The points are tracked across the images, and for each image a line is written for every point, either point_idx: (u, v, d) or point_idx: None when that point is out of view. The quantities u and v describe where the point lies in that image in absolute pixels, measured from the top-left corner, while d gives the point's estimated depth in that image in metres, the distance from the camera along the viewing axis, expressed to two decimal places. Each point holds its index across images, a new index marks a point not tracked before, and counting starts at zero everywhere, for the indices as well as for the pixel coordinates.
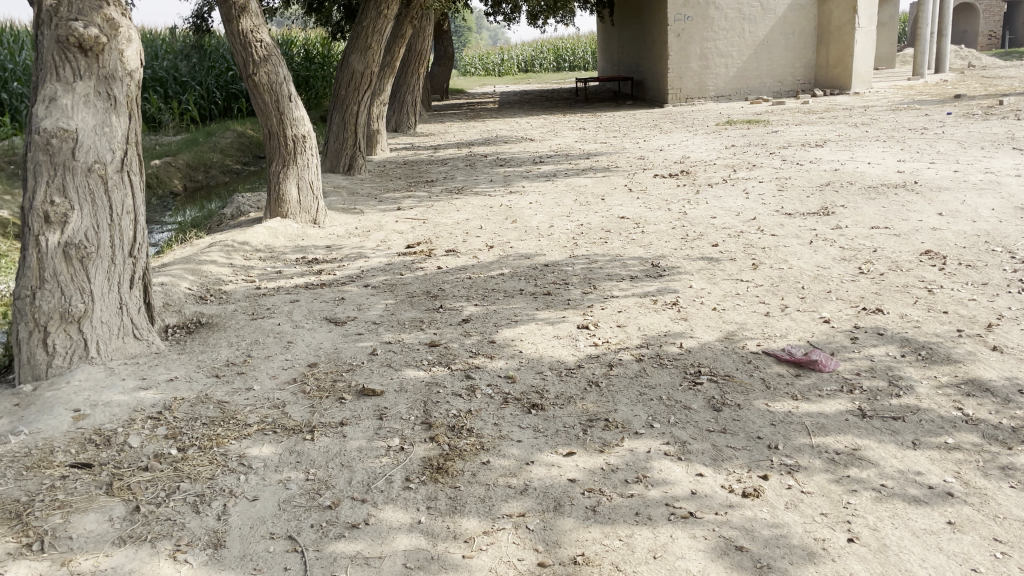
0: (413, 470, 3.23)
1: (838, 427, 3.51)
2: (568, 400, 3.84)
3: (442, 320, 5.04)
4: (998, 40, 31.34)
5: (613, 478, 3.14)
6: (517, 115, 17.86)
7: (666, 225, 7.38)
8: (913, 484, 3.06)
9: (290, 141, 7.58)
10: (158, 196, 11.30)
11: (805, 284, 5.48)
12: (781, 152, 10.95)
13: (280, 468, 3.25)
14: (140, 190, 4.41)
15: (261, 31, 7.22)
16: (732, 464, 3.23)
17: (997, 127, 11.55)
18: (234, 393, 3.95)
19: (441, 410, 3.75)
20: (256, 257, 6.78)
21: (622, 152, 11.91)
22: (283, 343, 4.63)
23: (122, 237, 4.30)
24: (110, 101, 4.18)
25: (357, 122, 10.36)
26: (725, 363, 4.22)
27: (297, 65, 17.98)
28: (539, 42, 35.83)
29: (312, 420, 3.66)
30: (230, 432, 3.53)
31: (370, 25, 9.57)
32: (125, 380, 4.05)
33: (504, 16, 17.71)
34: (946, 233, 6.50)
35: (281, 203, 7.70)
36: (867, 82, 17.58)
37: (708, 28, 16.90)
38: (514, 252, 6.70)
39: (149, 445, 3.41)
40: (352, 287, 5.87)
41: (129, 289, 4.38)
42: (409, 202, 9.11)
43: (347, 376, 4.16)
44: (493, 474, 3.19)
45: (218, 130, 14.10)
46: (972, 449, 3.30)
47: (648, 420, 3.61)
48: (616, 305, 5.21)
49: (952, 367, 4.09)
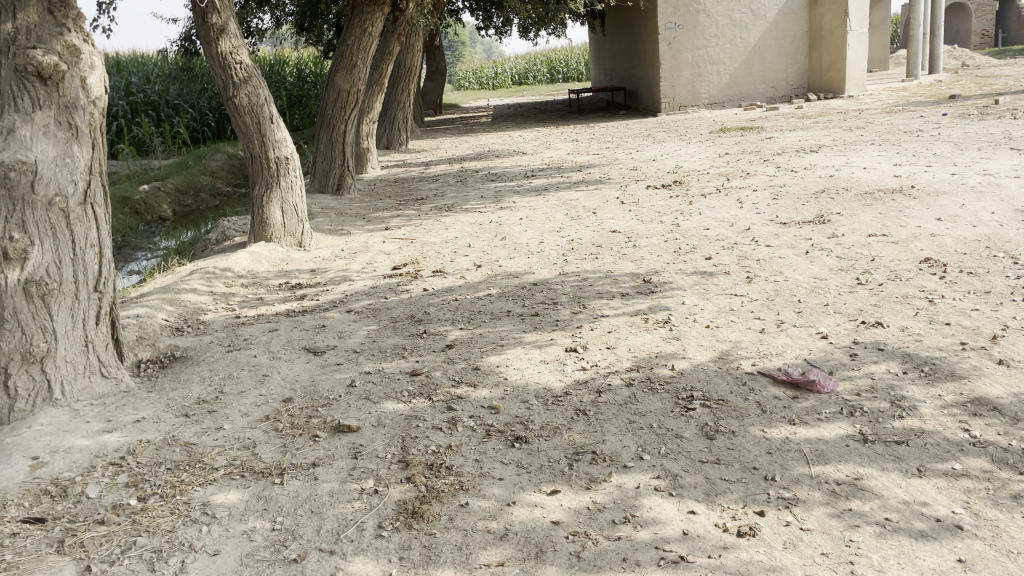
0: (386, 515, 3.03)
1: (837, 454, 3.31)
2: (554, 431, 3.64)
3: (425, 346, 4.85)
4: (991, 39, 31.15)
5: (599, 518, 2.95)
6: (510, 128, 17.70)
7: (659, 238, 7.21)
8: (919, 517, 2.86)
9: (272, 163, 7.40)
10: (146, 222, 11.13)
11: (801, 298, 5.29)
12: (775, 159, 10.77)
13: (246, 517, 3.06)
14: (106, 223, 4.22)
15: (240, 53, 7.05)
16: (725, 499, 3.03)
17: (994, 127, 11.38)
18: (203, 434, 3.75)
19: (420, 446, 3.55)
20: (238, 284, 6.59)
21: (615, 163, 11.74)
22: (258, 376, 4.44)
23: (86, 271, 4.09)
24: (71, 130, 3.98)
25: (344, 140, 10.18)
26: (718, 386, 4.02)
27: (289, 84, 17.81)
28: (532, 55, 35.79)
29: (283, 461, 3.47)
30: (195, 478, 3.34)
31: (355, 43, 9.39)
32: (89, 424, 3.84)
33: (495, 30, 17.58)
34: (946, 239, 6.31)
35: (265, 227, 7.50)
36: (861, 85, 17.45)
37: (700, 37, 16.79)
38: (502, 271, 6.51)
39: (108, 495, 3.23)
40: (334, 313, 5.68)
41: (95, 325, 4.18)
42: (398, 221, 8.94)
43: (323, 411, 3.96)
44: (471, 517, 2.99)
45: (208, 153, 13.91)
46: (981, 475, 3.10)
47: (638, 451, 3.41)
48: (606, 325, 5.02)
49: (957, 384, 3.89)
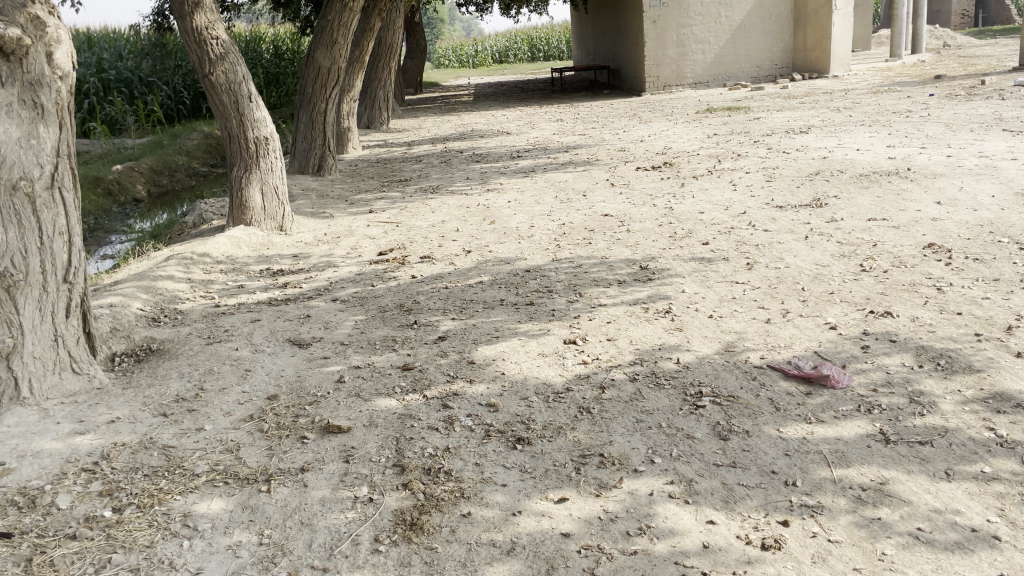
0: (383, 527, 2.82)
1: (860, 456, 3.14)
2: (558, 431, 3.44)
3: (417, 338, 4.62)
4: (971, 19, 31.19)
5: (613, 529, 2.76)
6: (493, 107, 17.38)
7: (653, 222, 6.99)
8: (952, 526, 2.70)
9: (251, 144, 7.10)
10: (120, 203, 10.76)
11: (805, 286, 5.11)
12: (765, 140, 10.57)
13: (231, 529, 2.84)
14: (75, 209, 3.90)
15: (217, 27, 6.70)
16: (745, 507, 2.85)
17: (984, 108, 11.25)
18: (182, 435, 3.51)
19: (415, 449, 3.34)
20: (216, 270, 6.31)
21: (602, 144, 11.51)
22: (240, 372, 4.19)
23: (54, 260, 3.80)
24: (36, 110, 3.65)
25: (325, 119, 9.85)
26: (727, 381, 3.83)
27: (266, 61, 17.36)
28: (512, 33, 35.37)
29: (269, 466, 3.24)
30: (175, 486, 3.11)
31: (336, 18, 9.02)
32: (60, 424, 3.59)
33: (477, 6, 17.20)
34: (948, 224, 6.15)
35: (245, 210, 7.21)
36: (846, 64, 17.30)
37: (685, 14, 16.51)
38: (493, 257, 6.28)
39: (80, 506, 3.00)
40: (319, 302, 5.43)
41: (65, 319, 3.89)
42: (381, 203, 8.66)
43: (310, 410, 3.73)
44: (475, 530, 2.79)
45: (183, 131, 13.49)
46: (1013, 479, 2.94)
47: (648, 454, 3.22)
48: (605, 315, 4.82)
49: (976, 378, 3.73)
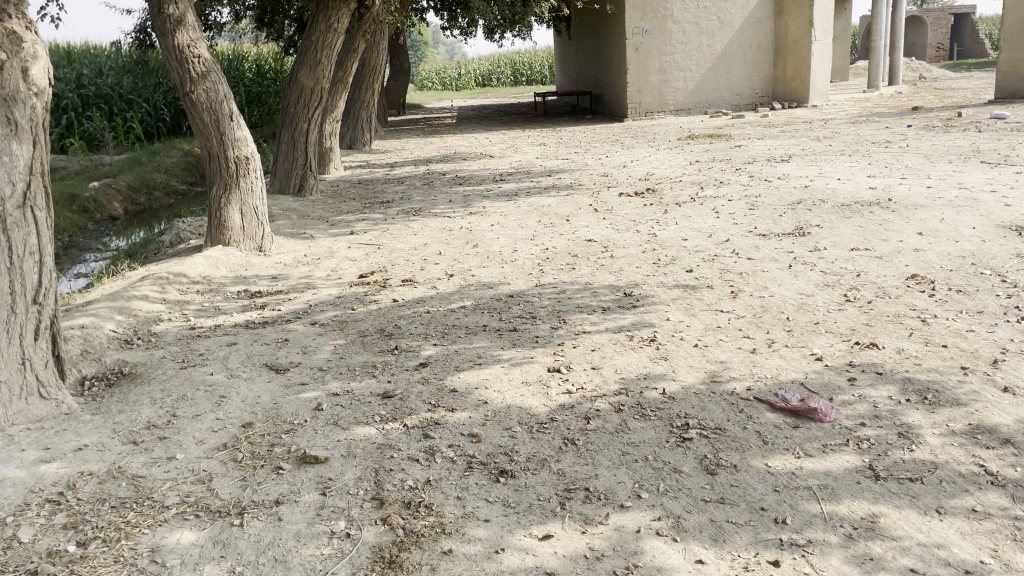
0: (360, 564, 2.72)
1: (849, 492, 3.07)
2: (541, 463, 3.35)
3: (397, 364, 4.52)
4: (946, 52, 31.77)
5: (599, 569, 2.67)
6: (476, 130, 17.37)
7: (636, 248, 6.97)
8: (944, 566, 2.64)
9: (231, 163, 6.99)
10: (95, 221, 10.58)
11: (789, 315, 5.08)
12: (747, 168, 10.61)
13: (200, 565, 2.73)
14: (47, 227, 3.79)
15: (198, 46, 6.61)
16: (734, 545, 2.77)
17: (961, 140, 11.38)
18: (153, 465, 3.39)
19: (395, 481, 3.23)
20: (192, 291, 6.18)
21: (585, 168, 11.51)
22: (214, 398, 4.06)
23: (24, 281, 3.67)
24: (9, 126, 3.53)
25: (307, 138, 9.75)
26: (714, 413, 3.76)
27: (248, 80, 17.28)
28: (496, 56, 35.52)
29: (242, 498, 3.13)
30: (143, 518, 2.99)
31: (320, 39, 8.95)
32: (25, 452, 3.46)
33: (461, 30, 17.25)
34: (930, 255, 6.16)
35: (224, 230, 7.09)
36: (825, 95, 17.35)
37: (666, 43, 16.67)
38: (476, 281, 6.20)
39: (43, 540, 2.87)
40: (297, 326, 5.32)
41: (33, 341, 3.76)
42: (363, 225, 8.57)
43: (287, 439, 3.61)
44: (456, 567, 2.69)
45: (162, 149, 13.35)
46: (1004, 517, 2.89)
47: (635, 488, 3.14)
48: (589, 343, 4.75)
49: (964, 412, 3.68)
